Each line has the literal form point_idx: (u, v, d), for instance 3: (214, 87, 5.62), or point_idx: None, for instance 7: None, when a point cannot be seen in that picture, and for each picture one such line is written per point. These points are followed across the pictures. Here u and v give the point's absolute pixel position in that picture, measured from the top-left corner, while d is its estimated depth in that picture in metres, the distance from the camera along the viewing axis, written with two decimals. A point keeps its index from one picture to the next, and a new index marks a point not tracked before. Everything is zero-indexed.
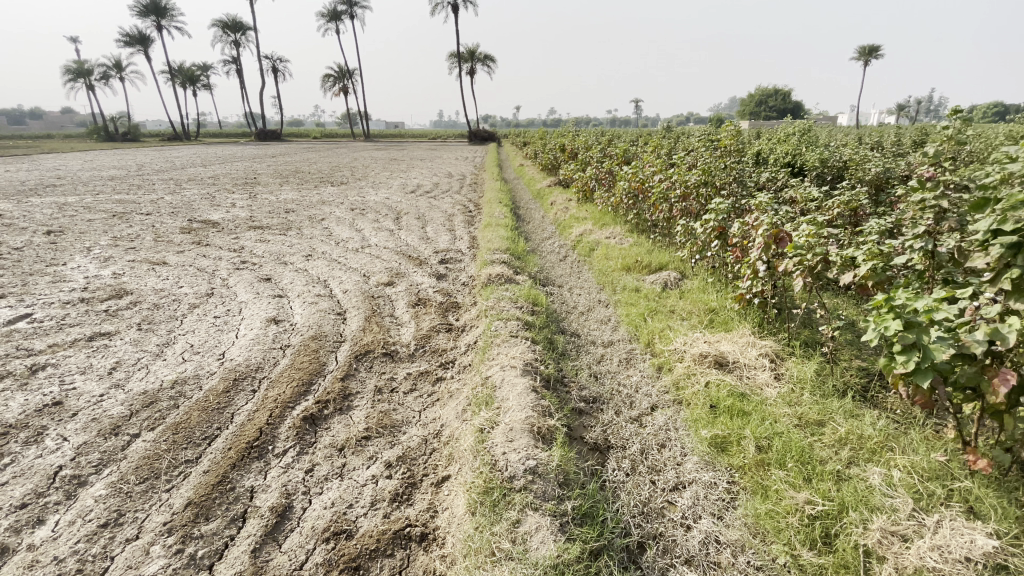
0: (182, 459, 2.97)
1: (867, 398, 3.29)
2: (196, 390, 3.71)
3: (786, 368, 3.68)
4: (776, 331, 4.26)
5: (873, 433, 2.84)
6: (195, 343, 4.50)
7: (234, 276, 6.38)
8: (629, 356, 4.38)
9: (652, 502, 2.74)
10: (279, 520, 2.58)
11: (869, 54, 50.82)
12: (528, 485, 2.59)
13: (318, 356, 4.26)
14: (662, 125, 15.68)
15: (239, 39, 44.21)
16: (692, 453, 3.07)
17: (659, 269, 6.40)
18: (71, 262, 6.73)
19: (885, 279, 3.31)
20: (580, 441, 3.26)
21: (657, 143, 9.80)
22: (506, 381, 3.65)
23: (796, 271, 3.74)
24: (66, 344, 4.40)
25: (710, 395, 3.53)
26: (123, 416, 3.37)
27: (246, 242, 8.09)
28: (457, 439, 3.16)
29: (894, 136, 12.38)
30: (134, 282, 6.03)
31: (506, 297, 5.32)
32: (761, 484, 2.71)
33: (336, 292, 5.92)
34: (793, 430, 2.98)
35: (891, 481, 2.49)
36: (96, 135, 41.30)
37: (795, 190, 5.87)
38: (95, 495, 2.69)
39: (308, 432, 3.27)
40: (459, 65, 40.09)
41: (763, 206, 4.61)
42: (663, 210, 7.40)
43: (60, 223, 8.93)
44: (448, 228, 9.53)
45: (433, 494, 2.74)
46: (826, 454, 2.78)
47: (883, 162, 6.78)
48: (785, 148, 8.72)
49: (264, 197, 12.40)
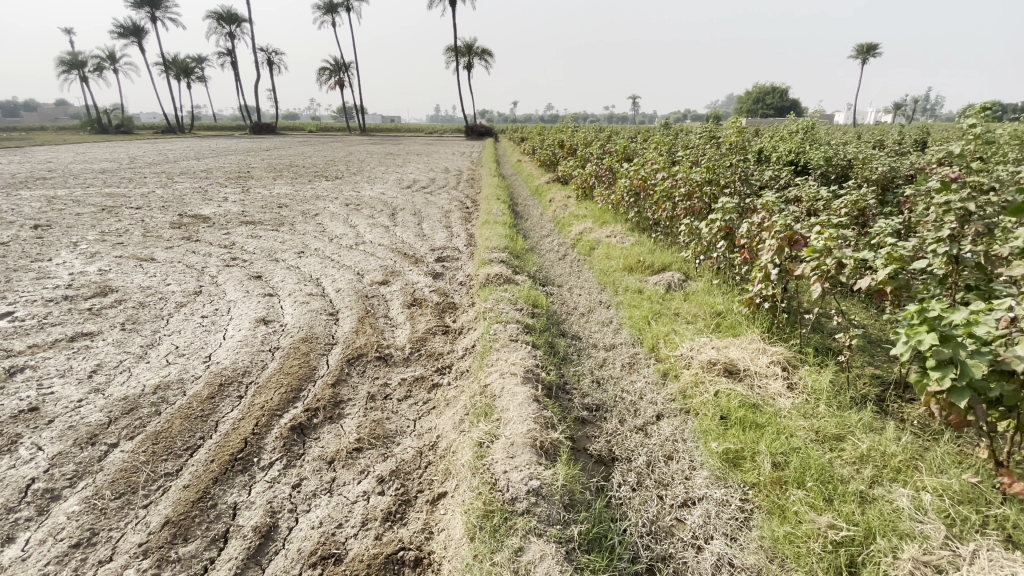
0: (161, 472, 2.77)
1: (886, 411, 3.16)
2: (179, 396, 3.51)
3: (799, 377, 3.52)
4: (787, 337, 4.10)
5: (897, 450, 2.71)
6: (181, 345, 4.29)
7: (224, 273, 6.15)
8: (632, 360, 4.22)
9: (661, 520, 2.58)
10: (263, 542, 2.39)
11: (866, 52, 50.76)
12: (532, 508, 2.41)
13: (308, 361, 4.06)
14: (660, 122, 15.49)
15: (233, 30, 43.51)
16: (702, 467, 2.91)
17: (661, 269, 6.23)
18: (56, 257, 6.48)
19: (906, 285, 3.17)
20: (585, 454, 3.10)
21: (660, 139, 9.60)
22: (506, 389, 3.47)
23: (813, 276, 3.58)
24: (46, 345, 4.18)
25: (720, 405, 3.36)
26: (101, 424, 3.16)
27: (237, 238, 7.85)
28: (455, 453, 2.97)
29: (895, 134, 12.17)
30: (120, 279, 5.80)
31: (505, 299, 5.12)
32: (778, 504, 2.56)
33: (329, 291, 5.70)
34: (811, 446, 2.84)
35: (920, 504, 2.36)
36: (88, 128, 40.77)
37: (801, 188, 5.69)
38: (68, 511, 2.49)
39: (297, 443, 3.08)
40: (457, 58, 39.60)
41: (772, 205, 4.43)
42: (666, 208, 7.21)
43: (47, 216, 8.64)
44: (444, 225, 9.32)
45: (428, 513, 2.57)
46: (847, 473, 2.65)
47: (889, 161, 6.63)
48: (788, 147, 8.53)
49: (257, 191, 12.09)
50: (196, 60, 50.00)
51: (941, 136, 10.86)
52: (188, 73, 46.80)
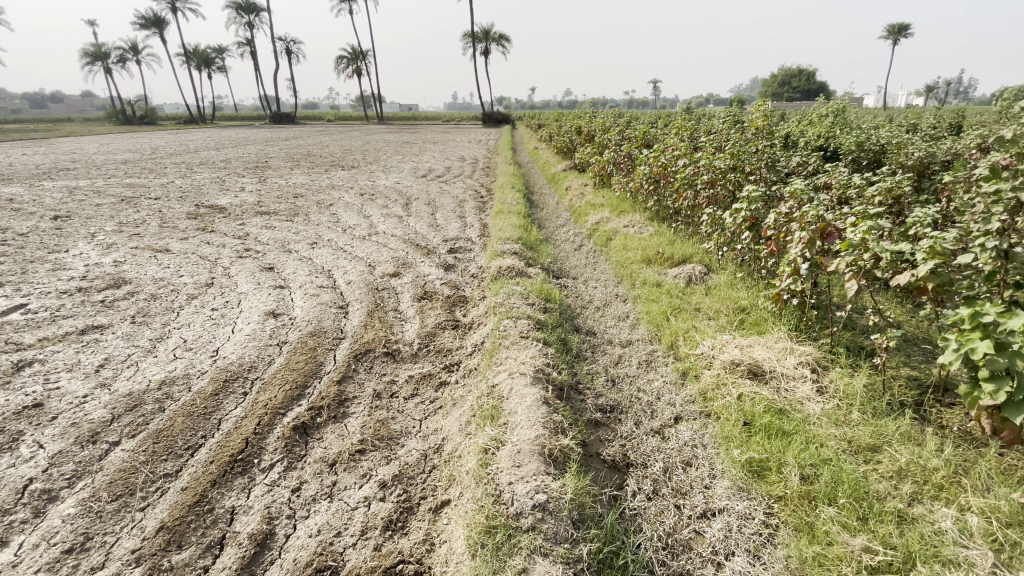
0: (161, 473, 2.73)
1: (926, 419, 2.90)
2: (184, 392, 3.47)
3: (830, 380, 3.28)
4: (816, 336, 3.84)
5: (939, 465, 2.47)
6: (189, 339, 4.26)
7: (236, 265, 6.13)
8: (649, 358, 4.02)
9: (678, 533, 2.42)
10: (258, 551, 2.31)
11: (900, 30, 47.95)
12: (537, 525, 2.26)
13: (315, 356, 3.98)
14: (681, 106, 14.90)
15: (251, 19, 43.63)
16: (723, 476, 2.72)
17: (682, 261, 5.94)
18: (74, 248, 6.58)
19: (949, 281, 2.88)
20: (597, 459, 2.93)
21: (681, 123, 9.18)
22: (514, 391, 3.31)
23: (848, 272, 3.28)
24: (57, 338, 4.20)
25: (744, 410, 3.15)
26: (104, 421, 3.13)
27: (251, 228, 7.83)
28: (460, 458, 2.85)
29: (933, 116, 11.44)
30: (134, 271, 5.83)
31: (517, 293, 4.95)
32: (806, 521, 2.35)
33: (339, 284, 5.62)
34: (843, 458, 2.61)
35: (965, 527, 2.13)
36: (113, 118, 41.70)
37: (832, 175, 5.31)
38: (64, 514, 2.46)
39: (299, 444, 3.00)
40: (473, 44, 39.01)
41: (801, 193, 4.12)
42: (686, 197, 6.81)
43: (68, 207, 8.79)
44: (458, 215, 9.16)
45: (430, 523, 2.45)
46: (883, 489, 2.42)
47: (926, 145, 6.10)
48: (816, 132, 8.06)
49: (273, 181, 12.13)
50: (216, 51, 50.59)
51: (981, 119, 10.17)
52: (208, 64, 47.31)
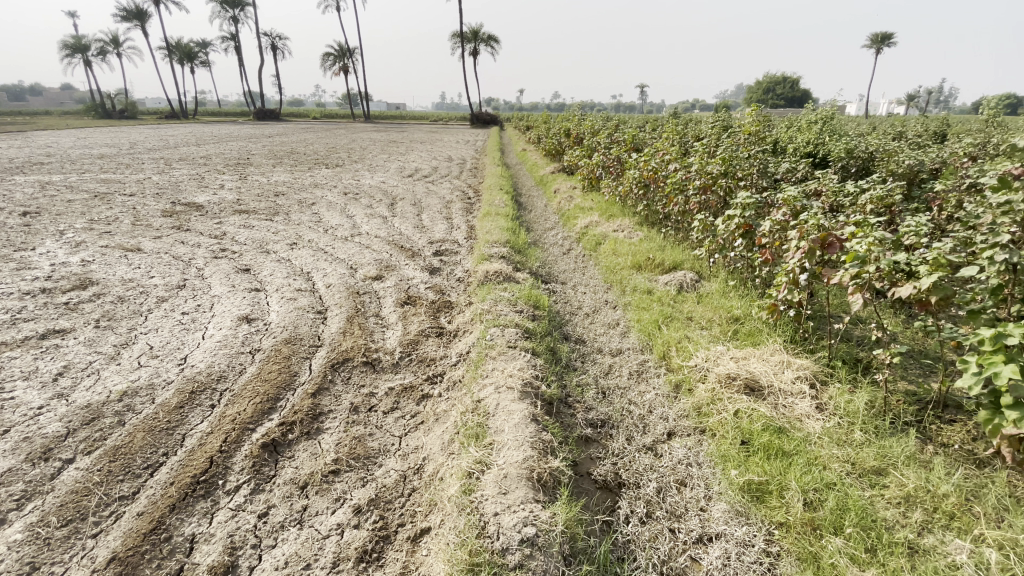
0: (116, 495, 2.47)
1: (929, 438, 2.80)
2: (147, 404, 3.20)
3: (830, 396, 3.17)
4: (813, 348, 3.74)
5: (949, 491, 2.36)
6: (156, 345, 3.98)
7: (211, 266, 5.83)
8: (641, 369, 3.87)
9: (673, 561, 2.26)
10: None
11: (881, 41, 48.94)
12: (525, 562, 2.08)
13: (289, 365, 3.74)
14: (671, 110, 14.84)
15: (236, 13, 42.64)
16: (720, 498, 2.57)
17: (672, 267, 5.83)
18: (40, 246, 6.20)
19: (955, 295, 2.77)
20: (588, 479, 2.77)
21: (672, 127, 9.08)
22: (500, 407, 3.12)
23: (852, 286, 3.10)
24: (13, 342, 3.88)
25: (741, 428, 3.01)
26: (58, 436, 2.85)
27: (229, 228, 7.50)
28: (442, 480, 2.66)
29: (919, 124, 11.49)
30: (102, 271, 5.48)
31: (504, 299, 4.76)
32: (810, 551, 2.22)
33: (319, 287, 5.36)
34: (848, 483, 2.50)
35: (981, 561, 2.02)
36: (91, 111, 40.44)
37: (823, 182, 5.23)
38: (8, 541, 2.20)
39: (268, 463, 2.77)
40: (463, 44, 38.70)
41: (795, 201, 4.03)
42: (677, 202, 6.71)
43: (37, 203, 8.34)
44: (445, 217, 8.93)
45: (408, 554, 2.26)
46: (892, 517, 2.30)
47: (916, 154, 6.04)
48: (806, 138, 8.01)
49: (255, 179, 11.75)
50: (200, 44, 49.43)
51: (966, 128, 10.23)
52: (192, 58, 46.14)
